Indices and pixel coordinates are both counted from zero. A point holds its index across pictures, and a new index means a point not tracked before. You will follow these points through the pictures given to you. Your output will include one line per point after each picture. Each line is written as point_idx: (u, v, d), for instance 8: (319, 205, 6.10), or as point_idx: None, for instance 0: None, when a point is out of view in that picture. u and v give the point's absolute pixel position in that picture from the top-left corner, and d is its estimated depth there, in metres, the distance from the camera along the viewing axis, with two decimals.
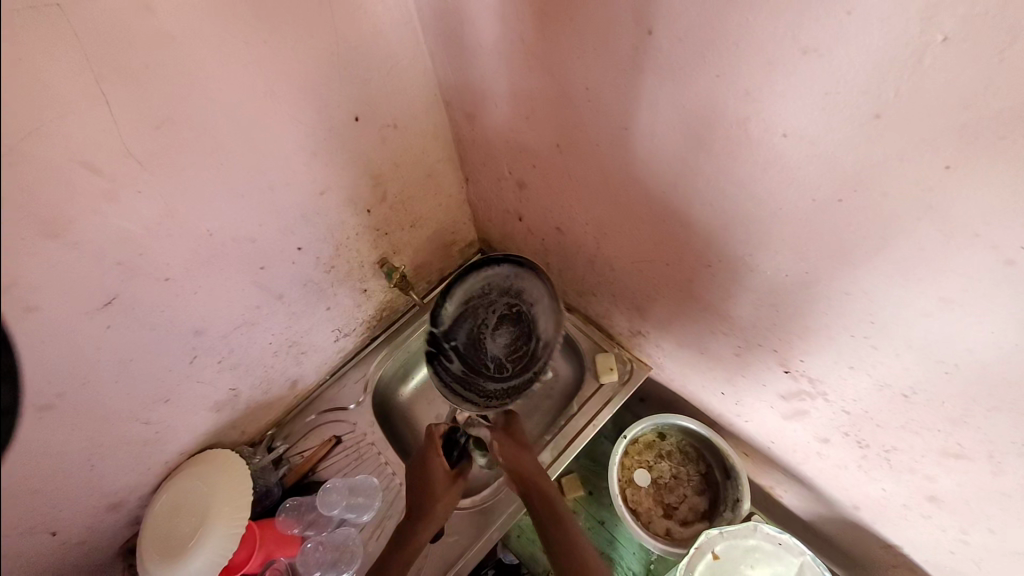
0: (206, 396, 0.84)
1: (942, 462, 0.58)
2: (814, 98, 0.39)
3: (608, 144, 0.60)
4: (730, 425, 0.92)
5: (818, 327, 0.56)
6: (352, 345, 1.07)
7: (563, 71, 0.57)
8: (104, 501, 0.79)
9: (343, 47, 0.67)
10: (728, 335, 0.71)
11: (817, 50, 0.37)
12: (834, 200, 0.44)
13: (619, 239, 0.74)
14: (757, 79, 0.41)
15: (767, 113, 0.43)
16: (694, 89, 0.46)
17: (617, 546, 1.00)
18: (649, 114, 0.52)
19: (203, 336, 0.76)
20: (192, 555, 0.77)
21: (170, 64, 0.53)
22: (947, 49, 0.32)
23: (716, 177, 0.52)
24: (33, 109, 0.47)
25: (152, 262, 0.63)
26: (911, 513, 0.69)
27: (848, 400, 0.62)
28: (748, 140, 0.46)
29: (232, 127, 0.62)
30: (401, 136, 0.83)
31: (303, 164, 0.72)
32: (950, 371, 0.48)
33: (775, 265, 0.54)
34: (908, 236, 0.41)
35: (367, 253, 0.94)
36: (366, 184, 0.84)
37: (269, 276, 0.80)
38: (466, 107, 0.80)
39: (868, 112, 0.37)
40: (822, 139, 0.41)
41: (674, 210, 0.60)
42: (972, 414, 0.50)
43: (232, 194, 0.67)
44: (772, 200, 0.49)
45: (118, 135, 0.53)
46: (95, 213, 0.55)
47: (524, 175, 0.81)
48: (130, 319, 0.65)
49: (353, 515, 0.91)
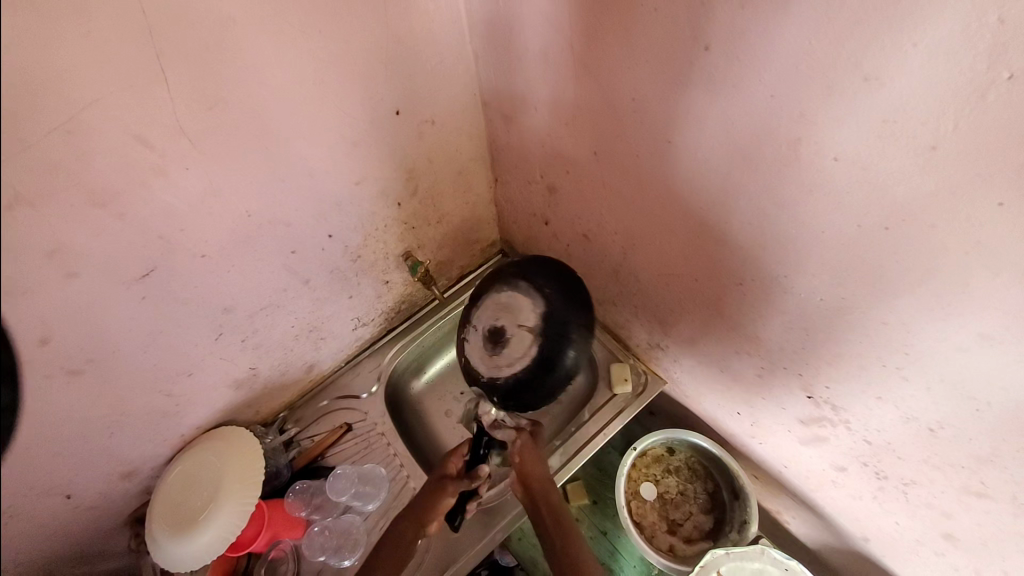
0: (226, 374, 0.85)
1: (963, 500, 0.57)
2: (870, 125, 0.39)
3: (649, 155, 0.60)
4: (743, 446, 0.91)
5: (848, 354, 0.56)
6: (370, 335, 1.08)
7: (610, 81, 0.58)
8: (119, 468, 0.80)
9: (392, 42, 0.68)
10: (752, 355, 0.71)
11: (878, 77, 0.37)
12: (880, 228, 0.44)
13: (648, 250, 0.74)
14: (813, 103, 0.41)
15: (820, 136, 0.43)
16: (744, 108, 0.47)
17: (618, 558, 0.99)
18: (695, 129, 0.53)
19: (230, 314, 0.77)
20: (200, 529, 0.78)
21: (228, 48, 0.55)
22: (1013, 88, 0.32)
23: (758, 196, 0.52)
24: (97, 81, 0.48)
25: (190, 238, 0.64)
26: (924, 550, 0.68)
27: (870, 430, 0.61)
28: (796, 163, 0.46)
29: (280, 112, 0.63)
30: (438, 133, 0.84)
31: (342, 153, 0.74)
32: (981, 409, 0.48)
33: (809, 289, 0.54)
34: (954, 270, 0.41)
35: (393, 246, 0.95)
36: (400, 177, 0.85)
37: (299, 261, 0.81)
38: (505, 110, 0.81)
39: (925, 143, 0.37)
40: (873, 166, 0.41)
41: (710, 226, 0.60)
42: (999, 454, 0.49)
43: (273, 178, 0.68)
44: (814, 224, 0.49)
45: (172, 113, 0.54)
46: (144, 186, 0.57)
47: (557, 180, 0.82)
48: (164, 292, 0.66)
49: (359, 503, 0.92)
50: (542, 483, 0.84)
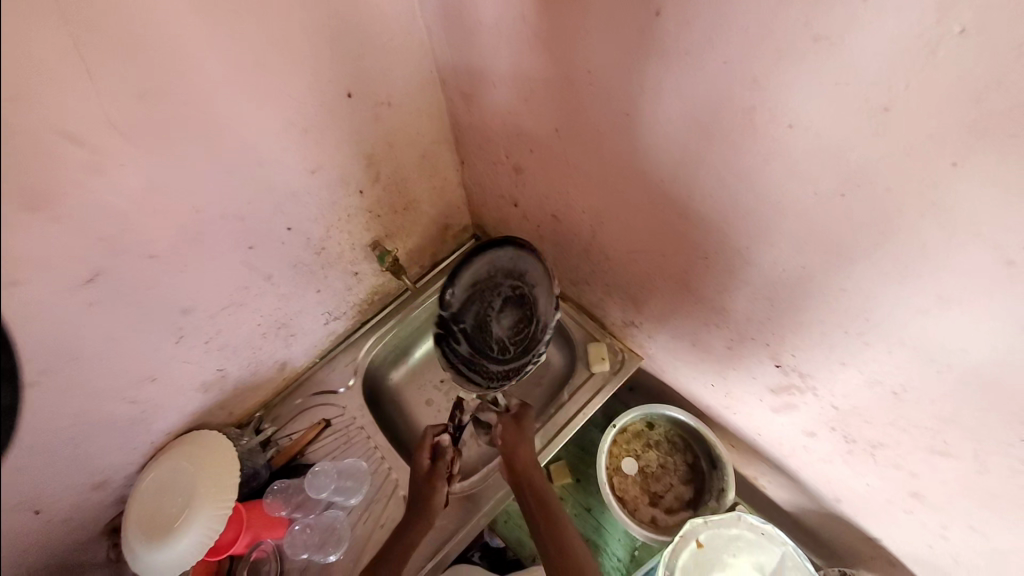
0: (193, 377, 0.82)
1: (930, 460, 0.58)
2: (824, 87, 0.38)
3: (610, 129, 0.59)
4: (719, 417, 0.92)
5: (812, 322, 0.56)
6: (343, 329, 1.06)
7: (565, 52, 0.55)
8: (87, 481, 0.78)
9: (336, 19, 0.64)
10: (721, 328, 0.71)
11: (830, 37, 0.35)
12: (838, 194, 0.43)
13: (616, 228, 0.73)
14: (767, 67, 0.40)
15: (776, 102, 0.41)
16: (699, 75, 0.45)
17: (603, 533, 1.01)
18: (652, 100, 0.51)
19: (190, 316, 0.74)
20: (178, 536, 0.76)
21: (154, 32, 0.51)
22: (963, 43, 0.31)
23: (718, 167, 0.51)
24: (7, 72, 0.44)
25: (137, 238, 0.61)
26: (893, 508, 0.70)
27: (837, 396, 0.62)
28: (754, 131, 0.45)
29: (220, 99, 0.59)
30: (396, 115, 0.81)
31: (294, 141, 0.70)
32: (942, 370, 0.48)
33: (772, 259, 0.54)
34: (913, 233, 0.41)
35: (359, 236, 0.92)
36: (359, 164, 0.82)
37: (258, 257, 0.78)
38: (464, 88, 0.78)
39: (879, 104, 0.36)
40: (828, 132, 0.40)
41: (673, 200, 0.59)
42: (959, 411, 0.50)
43: (221, 171, 0.64)
44: (774, 193, 0.48)
45: (99, 106, 0.50)
46: (77, 186, 0.53)
47: (521, 159, 0.80)
48: (114, 297, 0.63)
49: (341, 498, 0.91)
50: (523, 469, 0.84)
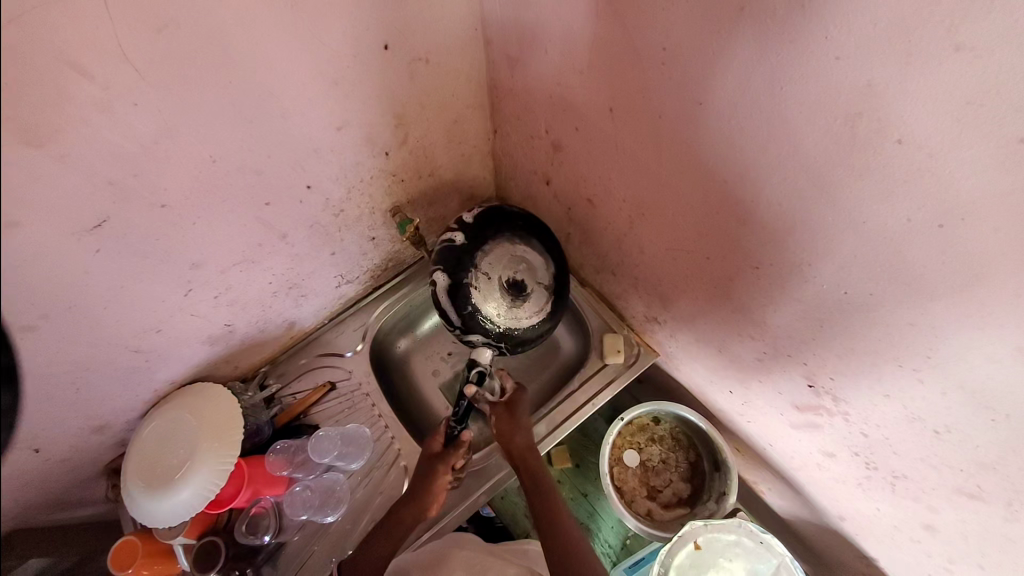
0: (200, 329, 0.80)
1: (955, 499, 0.57)
2: (950, 105, 0.33)
3: (676, 115, 0.53)
4: (730, 422, 0.91)
5: (862, 349, 0.53)
6: (355, 292, 1.03)
7: (638, 23, 0.49)
8: (90, 423, 0.76)
9: None
10: (754, 339, 0.68)
11: (976, 48, 0.31)
12: (933, 225, 0.39)
13: (657, 221, 0.68)
14: (887, 71, 0.35)
15: (887, 113, 0.36)
16: (800, 68, 0.39)
17: (596, 519, 1.02)
18: (731, 91, 0.45)
19: (200, 269, 0.71)
20: (178, 488, 0.75)
21: None
22: None
23: (792, 175, 0.46)
24: None
25: (147, 185, 0.57)
26: (901, 536, 0.70)
27: (869, 425, 0.60)
28: (850, 141, 0.40)
29: (246, 40, 0.53)
30: (432, 73, 0.74)
31: (321, 93, 0.64)
32: (997, 420, 0.45)
33: (833, 279, 0.50)
34: (1010, 279, 0.37)
35: (379, 200, 0.87)
36: (388, 124, 0.76)
37: (274, 213, 0.73)
38: (510, 51, 0.71)
39: (1014, 134, 0.32)
40: (944, 153, 0.35)
41: (732, 202, 0.54)
42: (1005, 463, 0.48)
43: (242, 119, 0.59)
44: (857, 212, 0.43)
45: (112, 35, 0.45)
46: (85, 123, 0.48)
47: (563, 135, 0.74)
48: (121, 244, 0.59)
49: (342, 463, 0.91)
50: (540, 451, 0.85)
